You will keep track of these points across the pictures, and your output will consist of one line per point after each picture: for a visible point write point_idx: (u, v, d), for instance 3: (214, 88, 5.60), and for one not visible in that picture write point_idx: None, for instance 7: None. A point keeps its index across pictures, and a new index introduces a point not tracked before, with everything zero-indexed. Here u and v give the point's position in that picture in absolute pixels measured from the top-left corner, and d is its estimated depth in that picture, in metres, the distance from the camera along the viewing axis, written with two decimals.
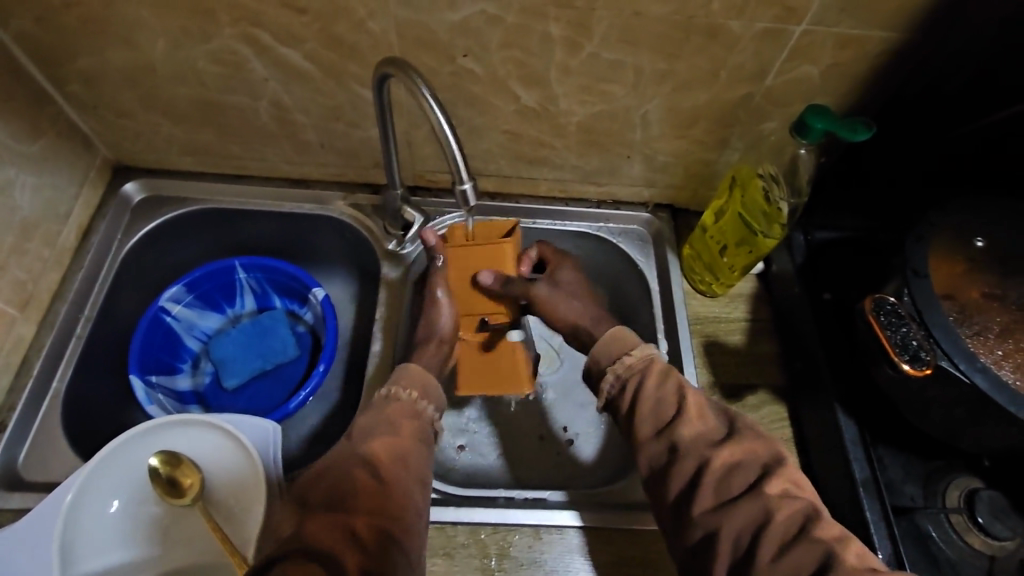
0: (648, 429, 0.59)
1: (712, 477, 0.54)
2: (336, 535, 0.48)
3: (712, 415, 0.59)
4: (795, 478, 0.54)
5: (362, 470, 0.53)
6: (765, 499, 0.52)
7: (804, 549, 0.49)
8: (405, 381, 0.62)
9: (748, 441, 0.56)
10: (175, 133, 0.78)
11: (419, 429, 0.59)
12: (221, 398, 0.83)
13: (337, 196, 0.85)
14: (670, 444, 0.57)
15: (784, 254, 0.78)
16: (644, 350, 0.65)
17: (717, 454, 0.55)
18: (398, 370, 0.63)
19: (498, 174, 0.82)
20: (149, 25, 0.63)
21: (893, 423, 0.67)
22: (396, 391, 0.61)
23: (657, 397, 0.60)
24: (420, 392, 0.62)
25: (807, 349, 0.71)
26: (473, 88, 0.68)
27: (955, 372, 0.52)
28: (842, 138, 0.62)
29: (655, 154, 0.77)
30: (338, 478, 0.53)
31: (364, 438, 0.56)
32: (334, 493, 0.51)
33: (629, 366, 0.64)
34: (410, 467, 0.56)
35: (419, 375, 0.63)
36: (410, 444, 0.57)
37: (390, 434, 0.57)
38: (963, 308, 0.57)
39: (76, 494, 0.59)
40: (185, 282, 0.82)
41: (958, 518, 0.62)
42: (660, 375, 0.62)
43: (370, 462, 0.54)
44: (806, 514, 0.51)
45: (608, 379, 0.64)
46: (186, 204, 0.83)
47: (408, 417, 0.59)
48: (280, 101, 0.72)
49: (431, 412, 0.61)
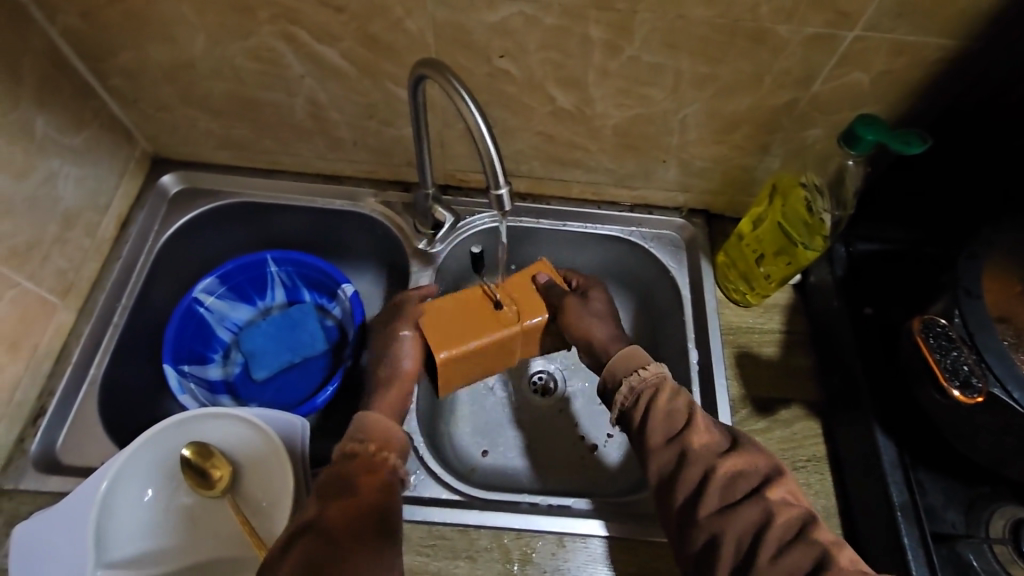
0: (657, 438, 0.58)
1: (717, 484, 0.54)
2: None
3: (716, 426, 0.58)
4: (792, 489, 0.54)
5: (319, 541, 0.50)
6: (766, 504, 0.52)
7: (803, 552, 0.50)
8: (362, 436, 0.59)
9: (751, 451, 0.56)
10: (212, 127, 0.79)
11: (385, 483, 0.56)
12: (249, 389, 0.85)
13: (368, 193, 0.85)
14: (679, 451, 0.56)
15: (824, 265, 0.75)
16: (657, 367, 0.62)
17: (723, 463, 0.55)
18: (356, 423, 0.61)
19: (530, 174, 0.81)
20: (191, 22, 0.64)
21: (937, 446, 0.64)
22: (352, 447, 0.58)
23: (666, 409, 0.59)
24: (379, 444, 0.59)
25: (846, 365, 0.69)
26: (509, 88, 0.68)
27: (1007, 401, 0.49)
28: (893, 150, 0.59)
29: (691, 158, 0.75)
30: (300, 555, 0.49)
31: (321, 504, 0.53)
32: (301, 574, 0.48)
33: (642, 379, 0.61)
34: (376, 523, 0.53)
35: (379, 427, 0.60)
36: (374, 499, 0.54)
37: (348, 495, 0.54)
38: (1018, 333, 0.53)
39: (111, 483, 0.60)
40: (218, 274, 0.83)
41: (1003, 549, 0.59)
42: (670, 392, 0.60)
43: (331, 531, 0.51)
44: (805, 520, 0.52)
45: (622, 389, 0.62)
46: (220, 197, 0.84)
47: (367, 473, 0.56)
48: (316, 98, 0.72)
49: (393, 460, 0.58)
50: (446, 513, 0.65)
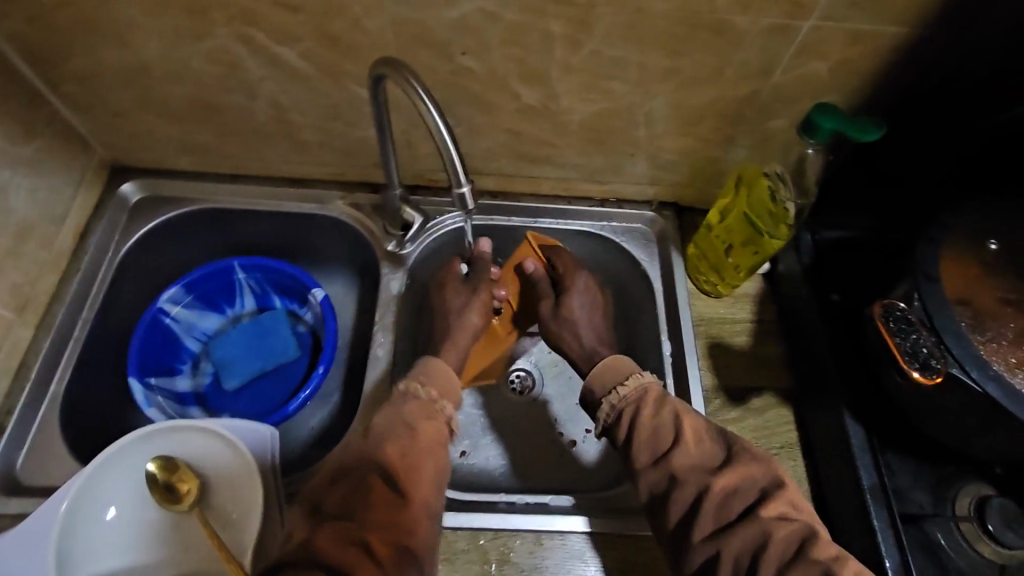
0: (645, 457, 0.59)
1: (711, 504, 0.54)
2: (350, 550, 0.50)
3: (709, 438, 0.58)
4: (793, 501, 0.54)
5: (376, 478, 0.55)
6: (762, 523, 0.52)
7: (802, 573, 0.49)
8: (426, 380, 0.63)
9: (747, 463, 0.56)
10: (172, 133, 0.77)
11: (438, 430, 0.61)
12: (221, 399, 0.83)
13: (336, 196, 0.83)
14: (667, 473, 0.57)
15: (791, 254, 0.76)
16: (639, 380, 0.63)
17: (717, 480, 0.55)
18: (423, 365, 0.65)
19: (499, 172, 0.81)
20: (142, 25, 0.62)
21: (903, 428, 0.65)
22: (414, 388, 0.62)
23: (651, 426, 0.59)
24: (439, 391, 0.63)
25: (815, 352, 0.70)
26: (473, 86, 0.67)
27: (966, 380, 0.50)
28: (851, 139, 0.60)
29: (659, 152, 0.75)
30: (351, 486, 0.54)
31: (379, 439, 0.57)
32: (346, 503, 0.53)
33: (622, 397, 0.63)
34: (423, 472, 0.57)
35: (442, 376, 0.64)
36: (427, 447, 0.58)
37: (406, 438, 0.58)
38: (976, 314, 0.55)
39: (71, 503, 0.59)
40: (183, 283, 0.82)
41: (968, 526, 0.61)
42: (655, 404, 0.61)
43: (386, 471, 0.55)
44: (802, 535, 0.51)
45: (603, 409, 0.63)
46: (182, 204, 0.82)
47: (426, 419, 0.60)
48: (277, 101, 0.71)
49: (449, 411, 0.63)
50: None
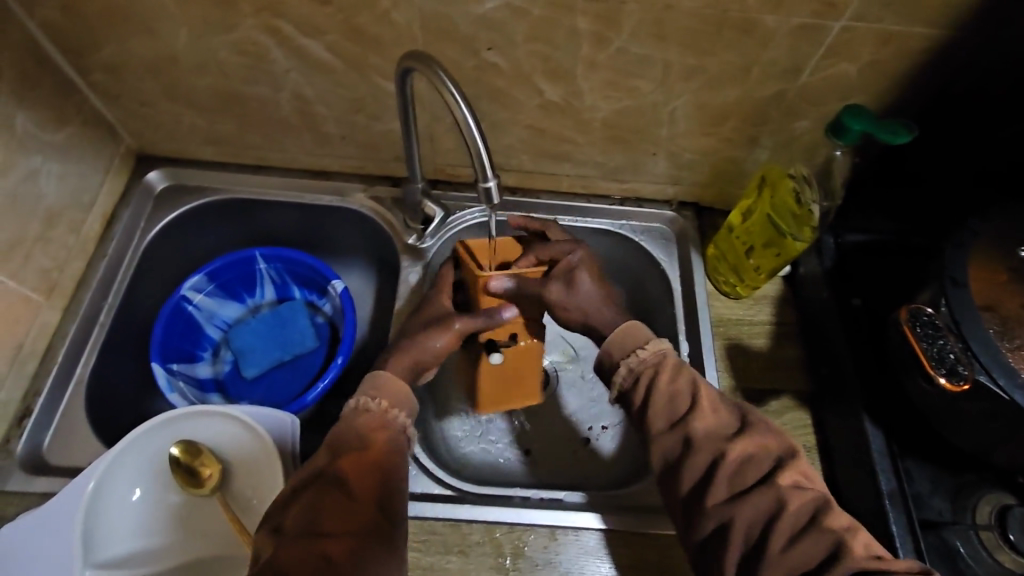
0: (661, 422, 0.58)
1: (726, 469, 0.54)
2: (310, 565, 0.46)
3: (724, 408, 0.58)
4: (804, 472, 0.54)
5: (334, 491, 0.51)
6: (777, 490, 0.52)
7: (816, 540, 0.49)
8: (375, 391, 0.59)
9: (761, 433, 0.56)
10: (198, 122, 0.78)
11: (394, 438, 0.57)
12: (239, 387, 0.84)
13: (357, 188, 0.84)
14: (683, 436, 0.56)
15: (812, 257, 0.75)
16: (658, 345, 0.62)
17: (732, 447, 0.54)
18: (371, 379, 0.60)
19: (519, 168, 0.81)
20: (173, 16, 0.63)
21: (923, 435, 0.65)
22: (365, 401, 0.58)
23: (669, 392, 0.59)
24: (391, 401, 0.59)
25: (835, 355, 0.69)
26: (497, 81, 0.67)
27: (992, 387, 0.50)
28: (881, 141, 0.59)
29: (680, 151, 0.75)
30: (313, 500, 0.51)
31: (333, 454, 0.54)
32: (310, 519, 0.50)
33: (642, 360, 0.61)
34: (380, 481, 0.54)
35: (393, 385, 0.60)
36: (381, 456, 0.55)
37: (358, 449, 0.55)
38: (1004, 321, 0.54)
39: (98, 483, 0.60)
40: (206, 271, 0.83)
41: (988, 535, 0.60)
42: (672, 370, 0.60)
43: (341, 482, 0.52)
44: (816, 506, 0.51)
45: (619, 372, 0.61)
46: (207, 193, 0.83)
47: (379, 429, 0.57)
48: (302, 93, 0.71)
49: (403, 420, 0.59)
50: (438, 508, 0.65)
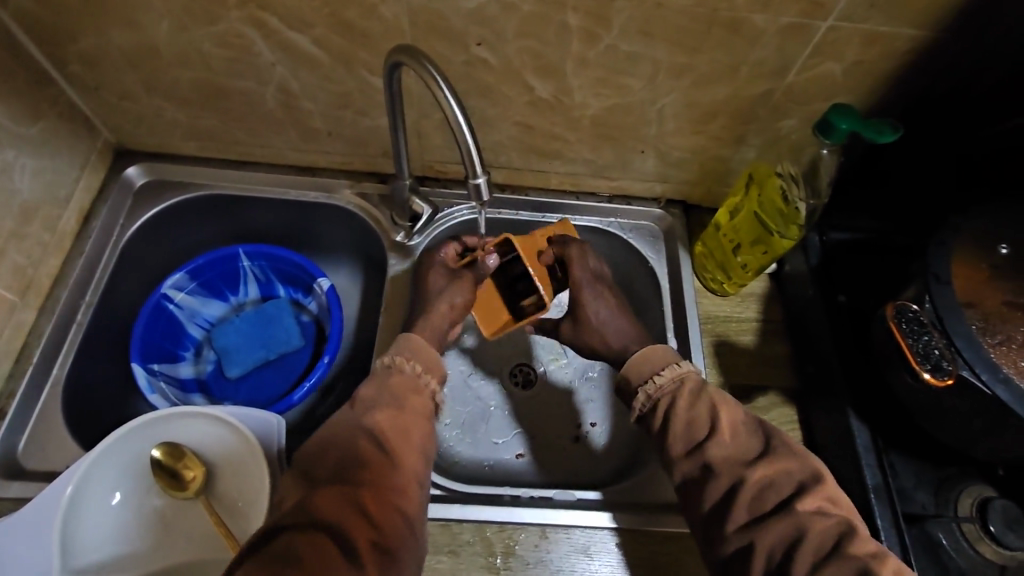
0: (680, 447, 0.60)
1: (747, 495, 0.55)
2: (347, 510, 0.50)
3: (748, 432, 0.59)
4: (829, 495, 0.54)
5: (368, 442, 0.55)
6: (798, 516, 0.53)
7: (839, 565, 0.50)
8: (410, 354, 0.63)
9: (784, 458, 0.56)
10: (180, 117, 0.76)
11: (424, 404, 0.61)
12: (223, 388, 0.83)
13: (344, 185, 0.83)
14: (702, 463, 0.58)
15: (798, 255, 0.76)
16: (676, 370, 0.63)
17: (752, 472, 0.56)
18: (401, 342, 0.64)
19: (508, 166, 0.80)
20: (154, 7, 0.61)
21: (906, 430, 0.66)
22: (400, 363, 0.62)
23: (687, 417, 0.60)
24: (424, 366, 0.63)
25: (821, 352, 0.70)
26: (486, 77, 0.67)
27: (975, 382, 0.51)
28: (867, 140, 0.60)
29: (669, 149, 0.76)
30: (347, 450, 0.54)
31: (368, 409, 0.58)
32: (341, 465, 0.53)
33: (660, 386, 0.63)
34: (412, 442, 0.57)
35: (424, 350, 0.64)
36: (414, 419, 0.59)
37: (395, 408, 0.58)
38: (985, 317, 0.55)
39: (76, 488, 0.58)
40: (188, 269, 0.81)
41: (970, 527, 0.61)
42: (692, 395, 0.61)
43: (375, 436, 0.56)
44: (840, 533, 0.52)
45: (637, 397, 0.64)
46: (189, 189, 0.82)
47: (414, 393, 0.60)
48: (288, 87, 0.70)
49: (433, 386, 0.62)
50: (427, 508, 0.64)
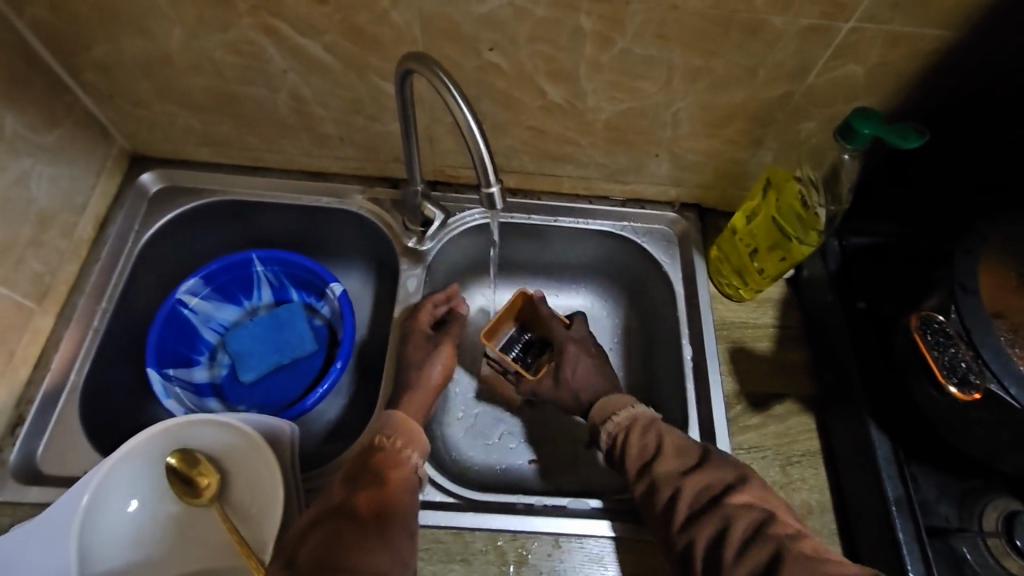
0: (632, 469, 0.61)
1: (685, 503, 0.56)
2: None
3: (684, 445, 0.60)
4: (758, 493, 0.55)
5: (347, 524, 0.54)
6: (726, 512, 0.54)
7: (759, 550, 0.50)
8: (390, 431, 0.64)
9: (715, 464, 0.58)
10: (193, 124, 0.76)
11: (407, 477, 0.61)
12: (238, 391, 0.83)
13: (356, 190, 0.83)
14: (650, 481, 0.59)
15: (817, 260, 0.75)
16: (632, 409, 0.65)
17: (688, 480, 0.57)
18: (384, 420, 0.65)
19: (520, 170, 0.80)
20: (167, 16, 0.61)
21: (930, 441, 0.64)
22: (380, 441, 0.63)
23: (639, 445, 0.62)
24: (405, 441, 0.64)
25: (841, 361, 0.69)
26: (499, 83, 0.66)
27: (1004, 397, 0.49)
28: (891, 145, 0.58)
29: (684, 153, 0.74)
30: (328, 535, 0.53)
31: (350, 490, 0.58)
32: (321, 551, 0.51)
33: (617, 423, 0.65)
34: (396, 516, 0.57)
35: (405, 426, 0.65)
36: (397, 495, 0.59)
37: (375, 487, 0.58)
38: (1014, 327, 0.53)
39: (93, 496, 0.58)
40: (202, 274, 0.82)
41: (996, 542, 0.59)
42: (644, 426, 0.63)
43: (355, 517, 0.55)
44: (764, 518, 0.53)
45: (602, 437, 0.66)
46: (203, 195, 0.82)
47: (393, 466, 0.61)
48: (300, 93, 0.70)
49: (414, 459, 0.63)
50: (440, 516, 0.64)
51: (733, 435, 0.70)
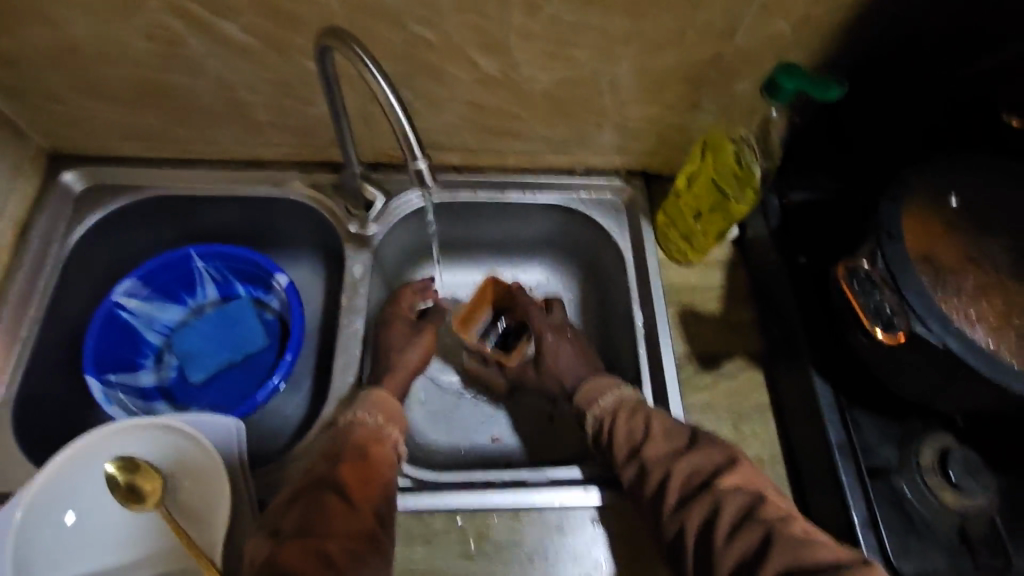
0: (620, 454, 0.61)
1: (676, 485, 0.56)
2: (311, 563, 0.48)
3: (673, 430, 0.60)
4: (748, 476, 0.55)
5: (333, 495, 0.54)
6: (716, 495, 0.54)
7: (749, 532, 0.51)
8: (370, 408, 0.64)
9: (705, 448, 0.58)
10: (113, 116, 0.73)
11: (387, 452, 0.61)
12: (187, 392, 0.81)
13: (294, 177, 0.80)
14: (638, 465, 0.59)
15: (759, 218, 0.76)
16: (617, 393, 0.66)
17: (679, 463, 0.57)
18: (366, 396, 0.65)
19: (463, 147, 0.79)
20: (68, 1, 0.58)
21: (869, 387, 0.67)
22: (362, 417, 0.62)
23: (626, 428, 0.62)
24: (386, 417, 0.64)
25: (785, 316, 0.71)
26: (429, 57, 0.64)
27: (928, 337, 0.51)
28: (815, 97, 0.59)
29: (625, 120, 0.74)
30: (309, 506, 0.52)
31: (332, 463, 0.57)
32: (301, 524, 0.51)
33: (603, 408, 0.65)
34: (377, 490, 0.57)
35: (387, 403, 0.64)
36: (379, 469, 0.58)
37: (359, 461, 0.58)
38: (938, 270, 0.55)
39: (26, 510, 0.56)
40: (139, 275, 0.78)
41: (933, 478, 0.62)
42: (630, 411, 0.63)
43: (339, 487, 0.54)
44: (750, 501, 0.53)
45: (588, 421, 0.66)
46: (130, 191, 0.78)
47: (375, 443, 0.60)
48: (223, 79, 0.67)
49: (395, 436, 0.63)
50: (399, 500, 0.63)
51: (686, 396, 0.71)
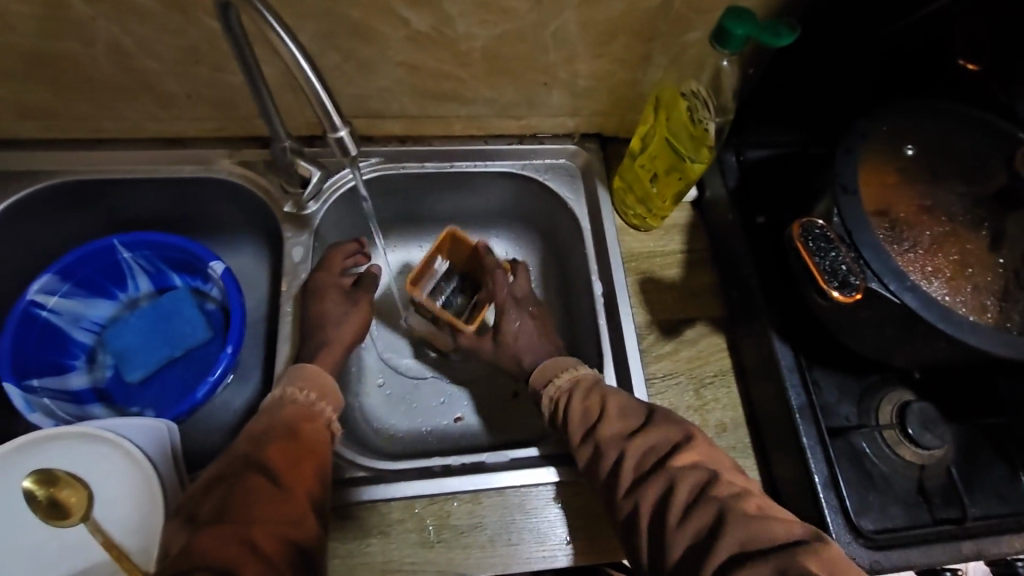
0: (576, 432, 0.59)
1: (630, 465, 0.55)
2: (233, 548, 0.44)
3: (631, 407, 0.59)
4: (704, 452, 0.54)
5: (259, 476, 0.51)
6: (670, 473, 0.53)
7: (701, 511, 0.49)
8: (302, 382, 0.61)
9: (661, 426, 0.56)
10: (3, 94, 0.65)
11: (320, 429, 0.58)
12: (126, 392, 0.75)
13: (222, 154, 0.74)
14: (594, 444, 0.58)
15: (717, 178, 0.74)
16: (573, 371, 0.64)
17: (632, 442, 0.56)
18: (294, 371, 0.62)
19: (403, 114, 0.73)
20: None
21: (828, 345, 0.66)
22: (292, 393, 0.60)
23: (582, 406, 0.60)
24: (318, 393, 0.61)
25: (743, 277, 0.69)
26: (352, 14, 0.58)
27: (885, 294, 0.50)
28: (764, 44, 0.55)
29: (573, 78, 0.70)
30: (230, 491, 0.49)
31: (256, 443, 0.54)
32: (221, 508, 0.48)
33: (559, 387, 0.63)
34: (309, 471, 0.54)
35: (318, 377, 0.62)
36: (312, 447, 0.56)
37: (288, 440, 0.55)
38: (894, 223, 0.54)
39: None
40: (56, 270, 0.71)
41: (890, 432, 0.62)
42: (586, 389, 0.61)
43: (265, 469, 0.51)
44: (706, 479, 0.51)
45: (544, 402, 0.64)
46: (36, 178, 0.71)
47: (307, 420, 0.58)
48: (121, 45, 0.60)
49: (330, 413, 0.61)
50: (352, 492, 0.60)
51: (647, 364, 0.69)
